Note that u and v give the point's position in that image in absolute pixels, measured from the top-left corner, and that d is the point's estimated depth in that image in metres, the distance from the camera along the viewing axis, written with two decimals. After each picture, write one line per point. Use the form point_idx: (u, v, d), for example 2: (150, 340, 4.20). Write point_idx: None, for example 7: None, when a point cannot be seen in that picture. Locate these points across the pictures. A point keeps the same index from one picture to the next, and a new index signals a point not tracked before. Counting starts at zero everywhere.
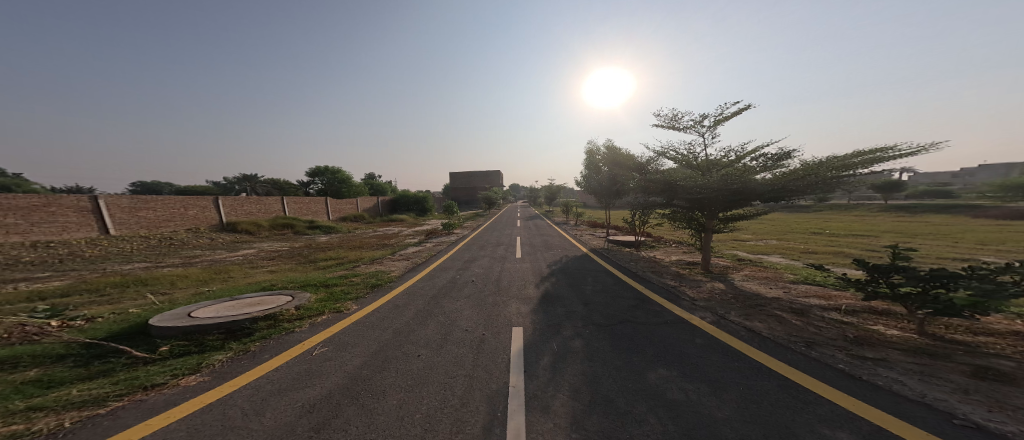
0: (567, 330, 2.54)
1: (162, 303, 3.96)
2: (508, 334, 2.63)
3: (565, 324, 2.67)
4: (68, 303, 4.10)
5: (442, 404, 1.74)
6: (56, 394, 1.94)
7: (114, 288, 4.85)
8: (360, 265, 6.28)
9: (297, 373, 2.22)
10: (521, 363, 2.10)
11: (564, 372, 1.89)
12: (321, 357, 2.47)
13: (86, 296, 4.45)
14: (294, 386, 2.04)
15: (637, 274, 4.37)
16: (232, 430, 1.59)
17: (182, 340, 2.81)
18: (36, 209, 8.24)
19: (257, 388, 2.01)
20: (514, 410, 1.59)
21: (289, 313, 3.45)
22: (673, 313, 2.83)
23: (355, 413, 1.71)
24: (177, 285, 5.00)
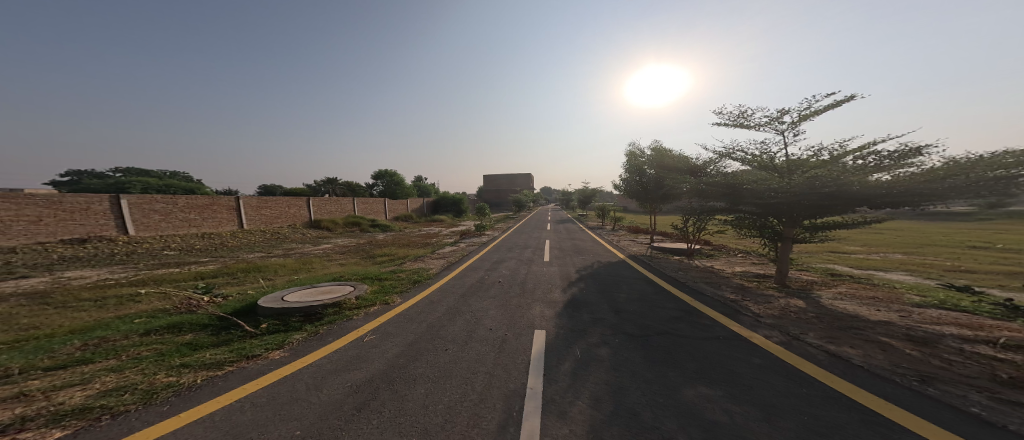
0: (593, 336, 2.45)
1: (268, 285, 4.64)
2: (530, 337, 2.58)
3: (590, 331, 2.56)
4: (216, 281, 5.05)
5: (462, 398, 1.76)
6: (198, 356, 2.33)
7: (242, 273, 5.62)
8: (405, 262, 6.68)
9: (348, 357, 2.36)
10: (540, 366, 2.05)
11: (584, 380, 1.80)
12: (369, 344, 2.63)
13: (229, 276, 5.46)
14: (345, 367, 2.18)
15: (687, 284, 4.07)
16: (297, 401, 1.73)
17: (274, 320, 3.20)
18: (206, 208, 10.54)
19: (320, 366, 2.19)
20: (530, 411, 1.55)
21: (351, 302, 3.72)
22: (727, 329, 2.58)
23: (390, 397, 1.79)
24: (284, 273, 5.67)
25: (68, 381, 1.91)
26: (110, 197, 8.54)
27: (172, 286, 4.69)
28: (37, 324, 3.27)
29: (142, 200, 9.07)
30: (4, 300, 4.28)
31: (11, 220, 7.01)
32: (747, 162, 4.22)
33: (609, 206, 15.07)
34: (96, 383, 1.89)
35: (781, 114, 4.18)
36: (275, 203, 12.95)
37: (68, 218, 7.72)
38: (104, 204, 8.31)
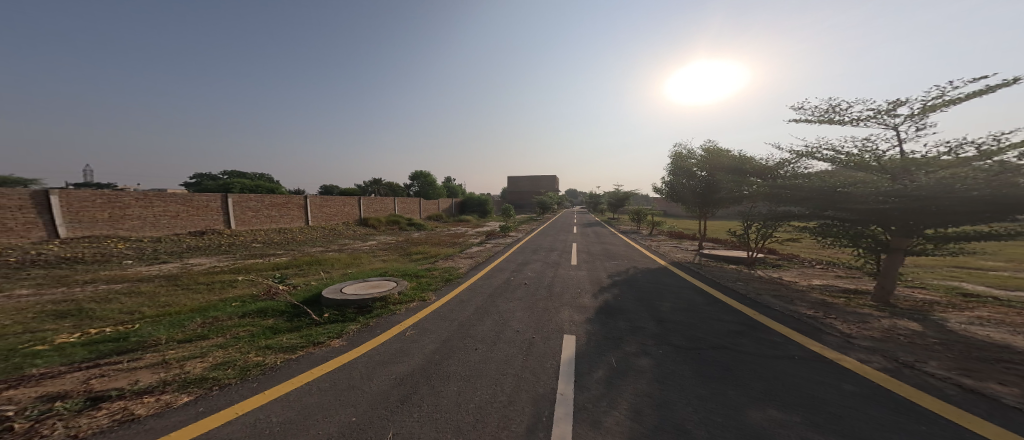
0: (631, 345, 2.36)
1: (328, 276, 5.04)
2: (558, 341, 2.55)
3: (627, 339, 2.47)
4: (288, 270, 5.59)
5: (492, 398, 1.76)
6: (277, 339, 2.65)
7: (308, 264, 6.08)
8: (439, 260, 6.92)
9: (392, 351, 2.49)
10: (570, 372, 2.01)
11: (620, 390, 1.74)
12: (411, 338, 2.75)
13: (299, 265, 6.00)
14: (390, 361, 2.30)
15: (751, 297, 3.78)
16: (353, 389, 1.87)
17: (335, 310, 3.53)
18: (284, 206, 12.04)
19: (371, 356, 2.35)
20: (560, 418, 1.52)
21: (395, 297, 3.92)
22: (803, 348, 2.34)
23: (428, 392, 1.86)
24: (341, 266, 6.04)
25: (188, 355, 2.29)
26: (219, 197, 10.28)
27: (253, 274, 5.31)
28: (162, 302, 3.78)
29: (241, 199, 10.80)
30: (148, 279, 5.07)
31: (161, 214, 8.82)
32: (841, 160, 3.76)
33: (644, 209, 14.48)
34: (208, 358, 2.24)
35: (894, 106, 3.66)
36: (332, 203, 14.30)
37: (193, 213, 9.41)
38: (218, 202, 10.08)
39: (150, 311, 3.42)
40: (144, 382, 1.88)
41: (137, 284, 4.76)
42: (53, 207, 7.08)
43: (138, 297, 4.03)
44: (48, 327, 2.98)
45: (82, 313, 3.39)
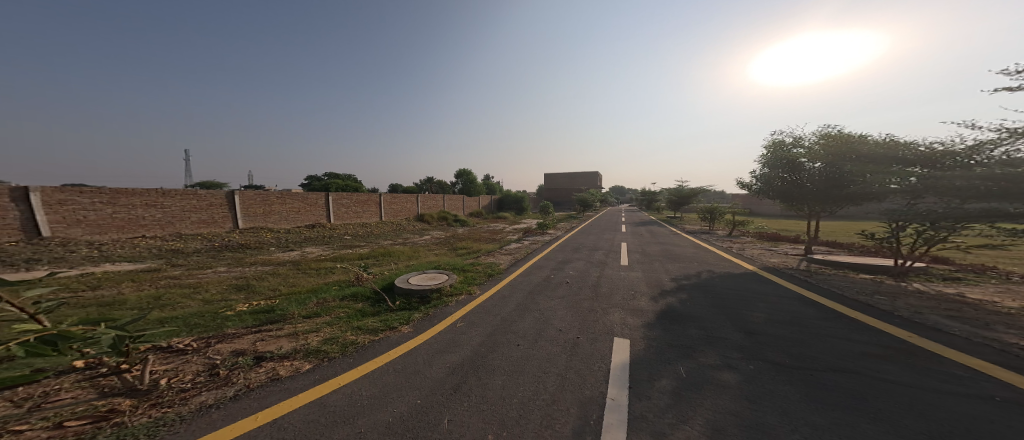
0: (708, 356, 2.14)
1: (400, 265, 5.47)
2: (607, 345, 2.43)
3: (698, 349, 2.24)
4: (370, 259, 6.27)
5: (534, 396, 1.75)
6: (365, 322, 3.28)
7: (381, 254, 6.65)
8: (479, 255, 7.11)
9: (447, 339, 2.76)
10: (625, 378, 1.91)
11: (691, 403, 1.61)
12: (465, 327, 3.02)
13: (379, 255, 6.68)
14: (448, 348, 2.58)
15: (896, 314, 3.02)
16: (419, 374, 2.13)
17: (402, 299, 3.91)
18: (365, 203, 14.47)
19: (432, 344, 2.70)
20: (613, 424, 1.45)
21: (448, 288, 4.20)
22: (977, 381, 1.79)
23: (478, 383, 1.94)
24: (405, 257, 6.43)
25: (304, 328, 2.94)
26: (321, 195, 12.86)
27: (344, 261, 6.13)
28: (289, 283, 4.66)
29: (338, 197, 13.28)
30: (279, 264, 6.32)
31: (290, 211, 11.61)
32: None
33: (719, 206, 12.93)
34: (320, 333, 2.88)
35: None
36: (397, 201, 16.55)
37: (305, 210, 12.05)
38: (322, 200, 12.64)
39: (283, 290, 4.30)
40: (285, 347, 2.56)
41: (275, 267, 5.95)
42: (236, 206, 10.22)
43: (274, 276, 5.05)
44: (234, 297, 4.09)
45: (252, 286, 4.52)
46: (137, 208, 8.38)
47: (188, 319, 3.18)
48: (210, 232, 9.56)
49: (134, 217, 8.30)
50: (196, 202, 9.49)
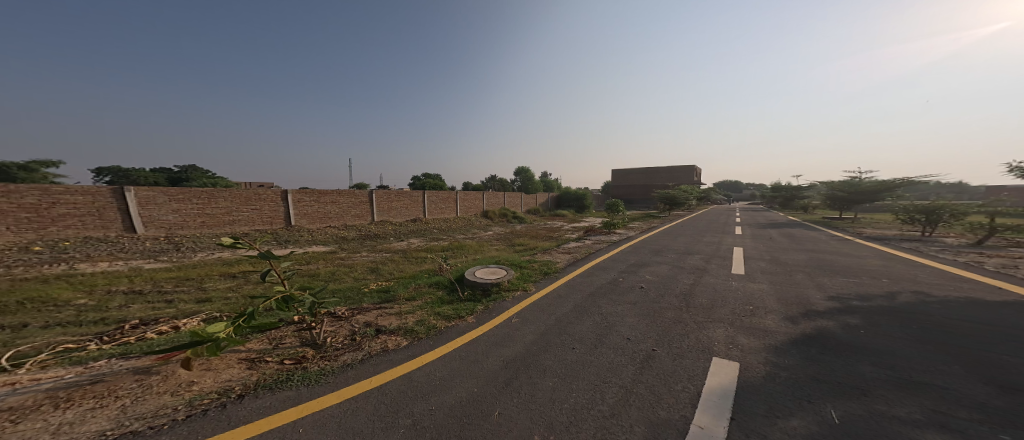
0: (897, 406, 1.55)
1: (482, 258, 5.64)
2: (696, 362, 2.13)
3: (871, 393, 1.66)
4: (459, 251, 6.63)
5: (589, 404, 1.73)
6: (444, 309, 3.66)
7: (455, 248, 7.02)
8: (535, 253, 7.02)
9: (503, 331, 2.99)
10: (728, 406, 1.62)
11: None
12: (520, 320, 3.22)
13: (467, 248, 7.02)
14: (507, 338, 2.81)
15: None
16: (474, 364, 2.38)
17: (469, 291, 4.16)
18: (446, 199, 16.56)
19: (494, 334, 2.95)
20: None
21: (504, 284, 4.29)
22: None
23: (527, 382, 2.04)
24: (471, 252, 6.62)
25: (405, 308, 3.56)
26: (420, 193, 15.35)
27: (436, 251, 6.62)
28: (399, 268, 5.16)
29: (432, 195, 15.54)
30: (389, 251, 7.22)
31: (399, 206, 14.41)
32: None
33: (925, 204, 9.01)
34: (414, 314, 3.46)
35: None
36: (470, 198, 18.23)
37: (410, 205, 14.72)
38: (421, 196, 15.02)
39: (395, 273, 4.82)
40: (395, 323, 3.25)
41: (387, 254, 6.78)
42: (375, 203, 13.39)
43: (389, 261, 5.75)
44: (369, 276, 4.75)
45: (383, 268, 5.20)
46: (331, 205, 12.18)
47: (347, 291, 3.99)
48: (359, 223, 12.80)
49: (328, 211, 12.06)
50: (353, 199, 12.81)
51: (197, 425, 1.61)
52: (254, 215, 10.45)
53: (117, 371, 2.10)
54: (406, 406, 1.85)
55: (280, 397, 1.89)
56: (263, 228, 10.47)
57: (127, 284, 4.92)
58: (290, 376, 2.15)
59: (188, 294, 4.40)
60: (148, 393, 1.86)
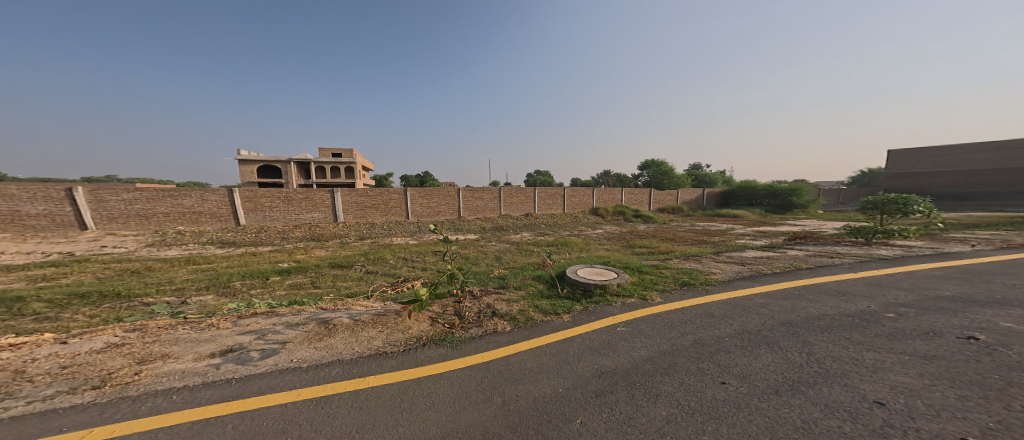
0: None
1: (587, 256, 5.60)
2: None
3: None
4: (564, 248, 6.81)
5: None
6: (541, 303, 4.18)
7: (560, 244, 7.16)
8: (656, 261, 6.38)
9: (601, 341, 3.46)
10: None
11: None
12: (626, 333, 3.58)
13: (580, 245, 7.06)
14: (594, 349, 3.31)
15: None
16: (568, 363, 3.04)
17: (569, 289, 4.64)
18: (555, 197, 18.40)
19: (590, 339, 3.51)
20: None
21: (613, 287, 4.78)
22: None
23: (623, 401, 2.38)
24: (576, 249, 6.64)
25: (513, 296, 4.15)
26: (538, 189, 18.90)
27: (543, 246, 7.13)
28: (512, 259, 5.80)
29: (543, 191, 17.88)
30: (506, 242, 8.30)
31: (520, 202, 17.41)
32: None
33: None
34: (518, 303, 4.06)
35: None
36: (579, 194, 19.27)
37: (528, 200, 17.99)
38: (533, 193, 17.74)
39: (508, 263, 5.48)
40: (505, 308, 3.96)
41: (507, 245, 7.80)
42: (502, 200, 16.98)
43: (506, 252, 6.56)
44: (493, 264, 5.56)
45: (501, 258, 5.98)
46: (482, 200, 16.95)
47: (479, 274, 4.85)
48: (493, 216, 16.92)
49: (480, 206, 16.77)
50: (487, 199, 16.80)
51: (400, 361, 2.94)
52: (453, 208, 16.06)
53: (394, 308, 3.72)
54: (500, 387, 2.69)
55: (435, 354, 3.10)
56: (448, 216, 15.85)
57: (415, 255, 7.30)
58: (443, 338, 3.34)
59: (422, 262, 6.45)
60: (398, 327, 3.45)
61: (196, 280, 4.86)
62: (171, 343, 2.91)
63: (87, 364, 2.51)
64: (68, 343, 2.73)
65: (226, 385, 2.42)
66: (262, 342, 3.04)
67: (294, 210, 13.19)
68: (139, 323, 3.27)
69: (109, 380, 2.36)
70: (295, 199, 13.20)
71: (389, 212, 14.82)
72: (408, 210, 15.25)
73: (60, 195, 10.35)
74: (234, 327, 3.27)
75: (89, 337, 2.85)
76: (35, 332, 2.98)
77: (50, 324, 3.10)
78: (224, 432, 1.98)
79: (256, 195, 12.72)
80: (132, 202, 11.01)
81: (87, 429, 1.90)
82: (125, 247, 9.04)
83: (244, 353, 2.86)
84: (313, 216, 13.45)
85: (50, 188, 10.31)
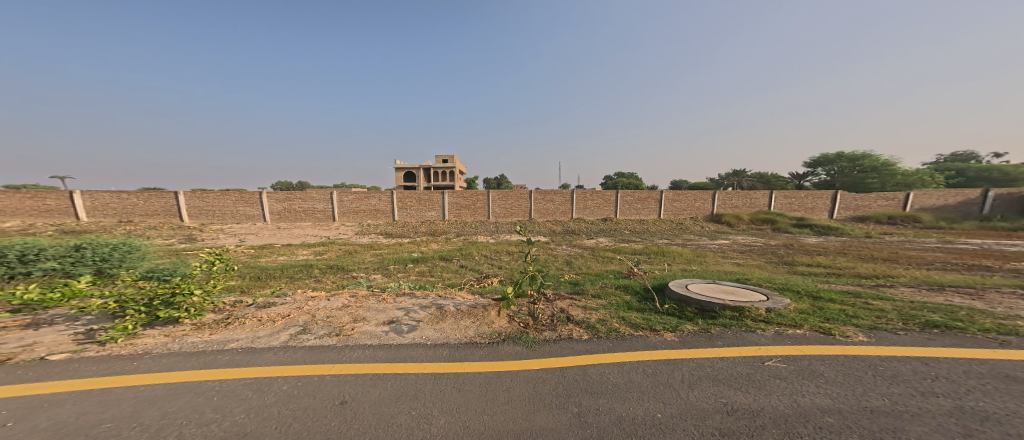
0: None
1: (695, 270, 4.57)
2: None
3: None
4: (648, 256, 5.95)
5: None
6: (630, 315, 3.62)
7: (654, 254, 6.23)
8: (836, 284, 4.42)
9: (735, 373, 2.50)
10: None
11: None
12: (789, 373, 2.43)
13: (686, 255, 5.88)
14: (721, 380, 2.43)
15: None
16: (672, 388, 2.41)
17: (677, 305, 3.81)
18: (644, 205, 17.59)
19: (702, 367, 2.63)
20: None
21: (757, 312, 3.47)
22: None
23: None
24: (682, 260, 5.50)
25: (592, 304, 3.85)
26: (613, 193, 19.29)
27: (629, 254, 6.48)
28: (586, 265, 5.53)
29: (626, 196, 18.61)
30: (580, 250, 8.25)
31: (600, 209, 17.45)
32: None
33: None
34: (598, 312, 3.72)
35: None
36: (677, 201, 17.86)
37: (603, 204, 18.96)
38: (612, 197, 18.86)
39: (582, 269, 5.14)
40: (581, 314, 3.70)
41: (581, 252, 7.79)
42: (574, 203, 18.69)
43: (578, 258, 6.33)
44: (564, 267, 5.46)
45: (570, 263, 5.79)
46: (552, 202, 19.03)
47: (558, 278, 4.73)
48: (565, 220, 18.19)
49: (550, 207, 18.97)
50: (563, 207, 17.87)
51: (485, 352, 3.24)
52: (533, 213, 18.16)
53: (483, 301, 4.20)
54: (577, 396, 2.49)
55: (513, 351, 3.22)
56: (522, 218, 18.62)
57: (493, 252, 8.19)
58: (520, 337, 3.44)
59: (499, 260, 7.18)
60: (485, 321, 3.81)
61: (371, 263, 6.75)
62: (367, 309, 4.36)
63: (334, 317, 4.17)
64: (331, 301, 4.61)
65: (386, 348, 3.43)
66: (408, 317, 4.06)
67: (421, 209, 18.10)
68: (356, 290, 4.92)
69: (340, 331, 3.83)
70: (422, 200, 18.02)
71: (476, 212, 18.51)
72: (489, 211, 18.61)
73: (325, 194, 16.99)
74: (395, 301, 4.50)
75: (336, 296, 4.70)
76: (319, 287, 5.01)
77: (321, 285, 5.07)
78: (382, 386, 2.79)
79: (405, 196, 17.86)
80: (345, 200, 17.21)
81: (330, 364, 3.15)
82: (341, 233, 14.43)
83: (399, 324, 3.92)
84: (431, 214, 18.02)
85: (325, 191, 17.06)
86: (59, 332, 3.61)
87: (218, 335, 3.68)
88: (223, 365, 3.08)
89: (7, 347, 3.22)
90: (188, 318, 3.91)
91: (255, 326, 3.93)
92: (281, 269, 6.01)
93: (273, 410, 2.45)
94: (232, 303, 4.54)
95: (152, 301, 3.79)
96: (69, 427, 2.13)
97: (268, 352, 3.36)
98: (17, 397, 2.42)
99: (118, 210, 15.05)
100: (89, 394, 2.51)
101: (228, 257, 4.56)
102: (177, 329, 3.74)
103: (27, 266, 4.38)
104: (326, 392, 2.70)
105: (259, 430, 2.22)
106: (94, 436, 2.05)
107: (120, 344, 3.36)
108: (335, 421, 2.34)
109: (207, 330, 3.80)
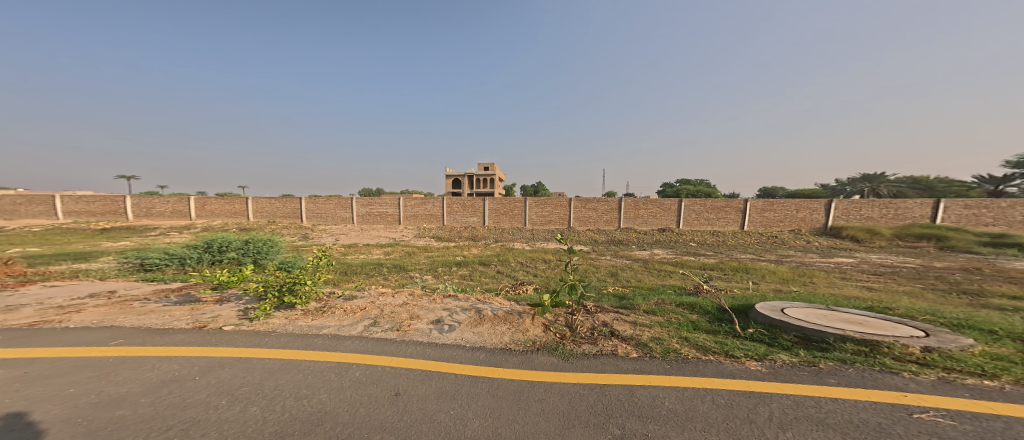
0: None
1: (790, 291, 3.53)
2: None
3: None
4: (717, 272, 4.92)
5: None
6: (696, 337, 2.81)
7: (730, 270, 5.11)
8: None
9: (857, 421, 1.59)
10: None
11: None
12: (964, 434, 1.39)
13: (774, 275, 4.63)
14: (832, 427, 1.58)
15: None
16: (751, 426, 1.72)
17: (764, 330, 2.68)
18: None
19: (799, 404, 1.78)
20: None
21: (903, 349, 2.11)
22: None
23: None
24: (771, 279, 4.38)
25: (643, 321, 3.23)
26: (674, 201, 16.89)
27: (694, 268, 5.46)
28: (638, 278, 4.89)
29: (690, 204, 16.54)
30: (631, 262, 7.42)
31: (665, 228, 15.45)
32: None
33: None
34: (652, 330, 3.04)
35: None
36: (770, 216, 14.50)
37: (661, 213, 16.91)
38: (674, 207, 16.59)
39: (633, 282, 4.55)
40: (629, 330, 3.13)
41: (631, 264, 6.98)
42: (622, 210, 17.27)
43: (629, 270, 5.67)
44: (611, 279, 4.93)
45: (619, 276, 5.20)
46: (595, 210, 17.90)
47: (603, 291, 4.26)
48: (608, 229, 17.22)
49: (591, 216, 17.82)
50: None
51: (519, 359, 3.01)
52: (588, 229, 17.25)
53: (521, 309, 4.08)
54: (620, 417, 2.05)
55: (548, 361, 2.90)
56: (559, 225, 18.01)
57: (533, 258, 8.06)
58: (556, 348, 3.10)
59: (537, 267, 7.01)
60: (520, 328, 3.63)
61: (423, 264, 7.44)
62: (420, 308, 4.69)
63: (396, 313, 4.63)
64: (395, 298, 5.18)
65: (434, 346, 3.57)
66: (452, 318, 4.20)
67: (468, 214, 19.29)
68: (414, 289, 5.43)
69: (399, 327, 4.18)
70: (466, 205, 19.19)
71: (514, 218, 18.66)
72: (528, 218, 18.45)
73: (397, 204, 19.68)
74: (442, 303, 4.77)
75: (398, 294, 5.28)
76: (387, 285, 5.74)
77: (388, 283, 5.79)
78: (429, 383, 2.89)
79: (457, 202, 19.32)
80: (408, 205, 19.65)
81: (390, 357, 3.45)
82: (401, 235, 16.44)
83: (444, 324, 4.06)
84: (472, 219, 19.05)
85: (391, 197, 19.68)
86: (231, 307, 5.05)
87: (316, 321, 4.51)
88: (319, 348, 3.73)
89: (205, 316, 4.65)
90: (301, 304, 4.96)
91: (339, 316, 4.66)
92: (363, 266, 7.16)
93: (347, 393, 2.78)
94: (327, 293, 5.57)
95: (281, 288, 4.90)
96: (225, 386, 2.84)
97: (348, 340, 3.92)
98: (201, 356, 3.41)
99: (269, 211, 20.30)
100: (237, 362, 3.34)
101: (329, 254, 5.57)
102: (293, 313, 4.76)
103: (223, 255, 6.49)
104: (383, 383, 2.93)
105: (335, 410, 2.52)
106: (237, 396, 2.67)
107: (260, 321, 4.47)
108: (390, 411, 2.49)
109: (311, 315, 4.71)
